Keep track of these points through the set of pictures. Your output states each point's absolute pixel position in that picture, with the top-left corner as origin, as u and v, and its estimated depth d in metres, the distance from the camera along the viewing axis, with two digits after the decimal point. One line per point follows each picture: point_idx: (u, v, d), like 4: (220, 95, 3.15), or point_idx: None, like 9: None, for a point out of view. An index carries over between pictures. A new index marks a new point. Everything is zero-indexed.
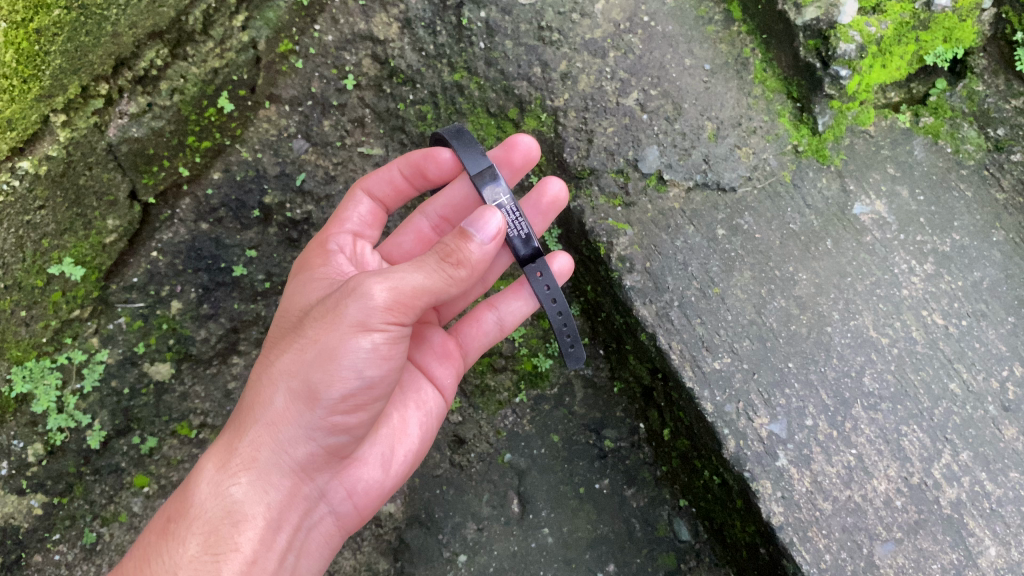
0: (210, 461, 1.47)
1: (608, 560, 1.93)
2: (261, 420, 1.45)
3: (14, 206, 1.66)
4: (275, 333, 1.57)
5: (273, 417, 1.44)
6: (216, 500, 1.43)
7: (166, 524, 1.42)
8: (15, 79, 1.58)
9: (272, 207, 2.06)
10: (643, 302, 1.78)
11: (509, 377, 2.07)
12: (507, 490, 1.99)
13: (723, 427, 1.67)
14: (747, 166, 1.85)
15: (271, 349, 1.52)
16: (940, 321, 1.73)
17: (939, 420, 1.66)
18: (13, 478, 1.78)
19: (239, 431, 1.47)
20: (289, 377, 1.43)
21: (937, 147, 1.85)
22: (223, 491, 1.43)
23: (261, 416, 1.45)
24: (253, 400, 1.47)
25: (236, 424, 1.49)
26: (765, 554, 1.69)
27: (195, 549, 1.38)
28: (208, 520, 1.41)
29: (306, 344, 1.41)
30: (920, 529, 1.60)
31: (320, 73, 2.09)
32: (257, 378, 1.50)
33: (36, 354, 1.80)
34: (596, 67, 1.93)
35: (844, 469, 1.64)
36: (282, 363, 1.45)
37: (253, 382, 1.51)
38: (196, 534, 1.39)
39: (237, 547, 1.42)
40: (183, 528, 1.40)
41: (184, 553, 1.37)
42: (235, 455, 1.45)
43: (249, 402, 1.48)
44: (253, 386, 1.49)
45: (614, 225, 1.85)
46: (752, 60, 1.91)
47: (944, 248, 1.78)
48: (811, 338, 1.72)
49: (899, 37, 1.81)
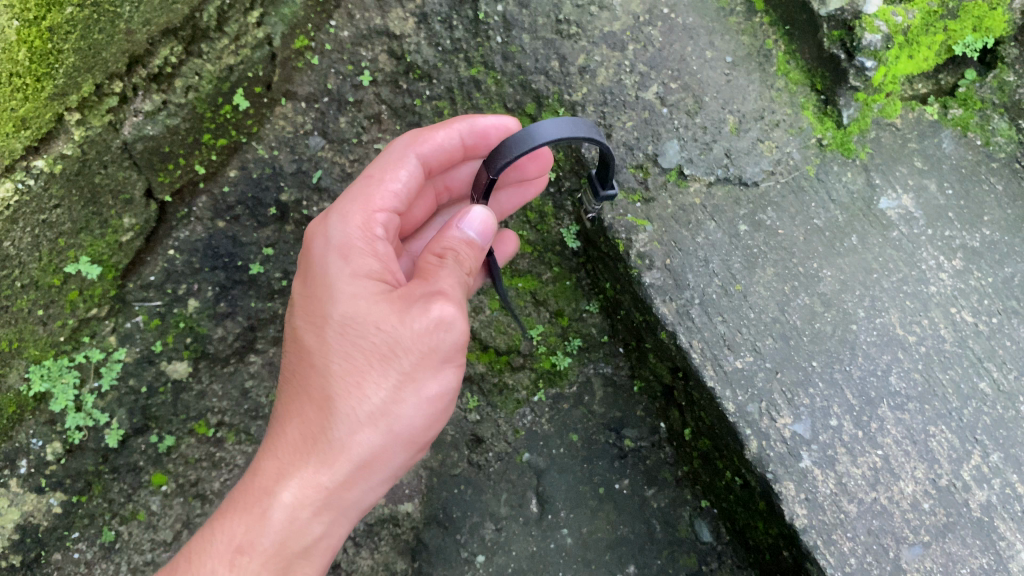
0: (265, 489, 1.37)
1: (628, 562, 1.91)
2: (321, 443, 1.36)
3: (30, 206, 1.66)
4: (310, 339, 1.41)
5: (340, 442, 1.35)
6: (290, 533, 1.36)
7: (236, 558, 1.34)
8: (28, 77, 1.58)
9: (288, 205, 2.04)
10: (663, 299, 1.74)
11: (527, 376, 2.04)
12: (525, 490, 1.97)
13: (745, 428, 1.64)
14: (770, 160, 1.81)
15: (313, 362, 1.39)
16: (969, 319, 1.69)
17: (969, 420, 1.62)
18: (32, 477, 1.80)
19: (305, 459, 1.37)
20: (359, 401, 1.35)
21: (966, 140, 1.81)
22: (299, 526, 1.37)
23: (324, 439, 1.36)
24: (307, 422, 1.38)
25: (285, 447, 1.38)
26: (789, 557, 1.66)
27: None
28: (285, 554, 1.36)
29: (378, 365, 1.35)
30: (949, 532, 1.56)
31: (336, 69, 2.07)
32: (303, 394, 1.40)
33: (55, 352, 1.82)
34: (614, 60, 1.89)
35: (869, 470, 1.60)
36: (340, 382, 1.36)
37: (297, 398, 1.41)
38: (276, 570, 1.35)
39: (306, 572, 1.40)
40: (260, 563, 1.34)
41: None
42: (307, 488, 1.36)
43: (301, 422, 1.38)
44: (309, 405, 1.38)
45: (634, 221, 1.80)
46: (775, 52, 1.87)
47: (973, 243, 1.74)
48: (835, 336, 1.68)
49: (926, 26, 1.77)
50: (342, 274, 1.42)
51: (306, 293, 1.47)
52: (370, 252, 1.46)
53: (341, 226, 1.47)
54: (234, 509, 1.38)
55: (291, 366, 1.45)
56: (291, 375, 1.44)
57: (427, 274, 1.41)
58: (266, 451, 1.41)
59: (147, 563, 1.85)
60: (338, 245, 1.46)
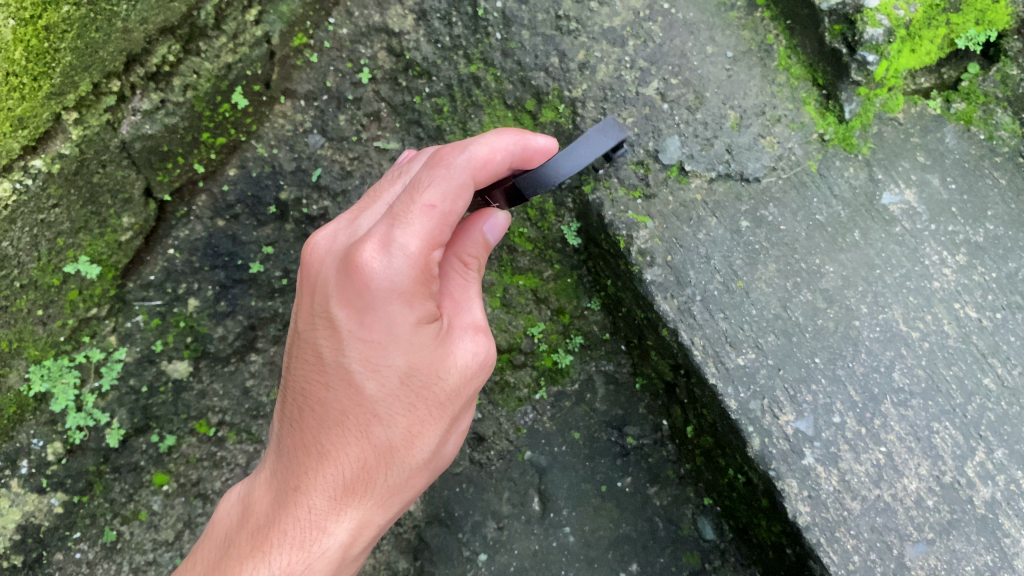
0: (314, 531, 1.35)
1: (631, 560, 1.91)
2: (374, 484, 1.37)
3: (27, 206, 1.65)
4: (375, 388, 1.31)
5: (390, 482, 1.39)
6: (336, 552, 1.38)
7: None
8: (25, 77, 1.57)
9: (288, 203, 2.03)
10: (664, 296, 1.74)
11: (529, 374, 2.03)
12: (527, 488, 1.97)
13: (747, 425, 1.63)
14: (772, 155, 1.80)
15: (375, 411, 1.32)
16: (973, 314, 1.68)
17: (973, 416, 1.61)
18: (33, 477, 1.79)
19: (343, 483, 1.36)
20: (414, 446, 1.37)
21: (969, 134, 1.80)
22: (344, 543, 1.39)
23: (376, 481, 1.37)
24: (361, 466, 1.35)
25: (333, 488, 1.35)
26: (792, 555, 1.65)
27: None
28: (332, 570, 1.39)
29: (434, 412, 1.37)
30: (953, 530, 1.55)
31: (336, 67, 2.06)
32: (356, 439, 1.34)
33: (55, 352, 1.81)
34: (615, 56, 1.88)
35: (872, 467, 1.59)
36: (399, 429, 1.35)
37: (345, 440, 1.34)
38: None
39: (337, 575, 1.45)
40: None
41: None
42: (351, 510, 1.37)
43: (357, 467, 1.35)
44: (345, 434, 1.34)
45: (635, 217, 1.79)
46: (776, 47, 1.85)
47: (977, 238, 1.73)
48: (838, 333, 1.67)
49: (928, 20, 1.74)
50: (401, 319, 1.27)
51: (354, 332, 1.29)
52: (430, 291, 1.29)
53: (385, 268, 1.23)
54: (282, 552, 1.34)
55: (335, 407, 1.33)
56: (335, 416, 1.33)
57: (462, 304, 1.41)
58: (309, 488, 1.36)
59: (149, 563, 1.86)
60: (382, 288, 1.24)
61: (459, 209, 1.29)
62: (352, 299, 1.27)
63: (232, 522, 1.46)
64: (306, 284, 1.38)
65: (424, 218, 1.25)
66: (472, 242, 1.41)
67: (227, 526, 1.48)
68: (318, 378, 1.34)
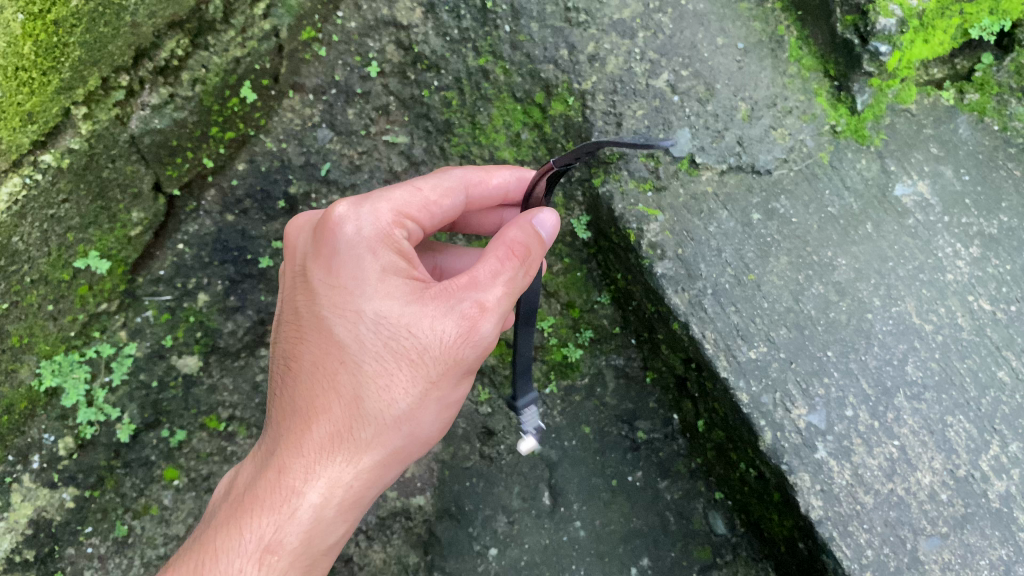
0: (286, 493, 1.32)
1: (642, 555, 1.92)
2: (346, 441, 1.32)
3: (37, 200, 1.65)
4: (344, 335, 1.32)
5: (365, 442, 1.33)
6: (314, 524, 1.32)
7: (264, 553, 1.29)
8: (34, 72, 1.56)
9: (297, 197, 2.03)
10: (676, 290, 1.72)
11: (539, 369, 2.04)
12: (538, 482, 2.00)
13: (759, 419, 1.62)
14: (783, 147, 1.78)
15: (344, 357, 1.32)
16: (987, 307, 1.66)
17: (987, 409, 1.60)
18: (45, 472, 1.80)
19: (320, 449, 1.33)
20: (384, 401, 1.31)
21: (983, 125, 1.78)
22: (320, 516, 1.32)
23: (350, 440, 1.32)
24: (332, 422, 1.33)
25: (307, 447, 1.33)
26: (804, 549, 1.63)
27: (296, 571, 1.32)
28: (305, 545, 1.32)
29: (410, 369, 1.30)
30: (968, 524, 1.54)
31: (344, 61, 2.03)
32: (328, 389, 1.33)
33: (66, 347, 1.82)
34: (625, 48, 1.86)
35: (886, 461, 1.58)
36: (368, 380, 1.31)
37: (319, 393, 1.34)
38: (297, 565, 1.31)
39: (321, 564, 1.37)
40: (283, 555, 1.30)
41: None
42: (323, 476, 1.32)
43: (329, 423, 1.33)
44: (319, 392, 1.34)
45: (645, 210, 1.78)
46: (787, 38, 1.84)
47: (991, 230, 1.71)
48: (850, 325, 1.66)
49: (942, 10, 1.72)
50: (369, 265, 1.33)
51: (327, 284, 1.35)
52: (400, 251, 1.36)
53: (353, 219, 1.35)
54: (253, 514, 1.32)
55: (310, 360, 1.36)
56: (309, 369, 1.35)
57: (477, 282, 1.31)
58: (285, 449, 1.34)
59: (161, 558, 1.87)
60: (350, 240, 1.34)
61: (443, 201, 1.48)
62: (325, 252, 1.36)
63: (224, 497, 1.45)
64: (287, 254, 1.47)
65: (406, 194, 1.43)
66: (523, 230, 1.36)
67: (220, 502, 1.46)
68: (298, 335, 1.40)
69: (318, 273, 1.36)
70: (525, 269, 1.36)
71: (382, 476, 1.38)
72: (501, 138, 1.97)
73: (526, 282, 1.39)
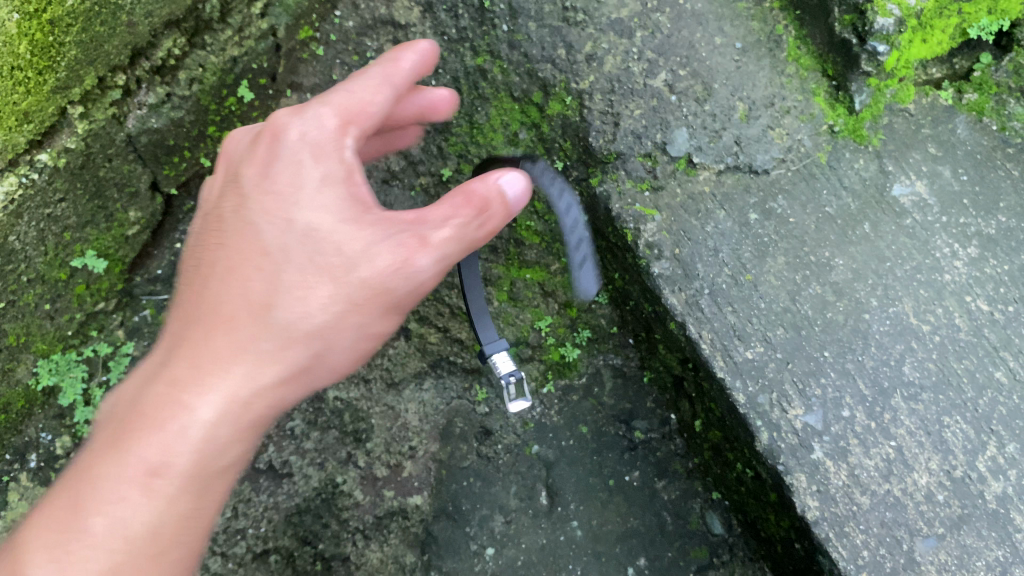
0: (177, 395, 1.23)
1: (639, 554, 1.94)
2: (248, 347, 1.26)
3: (34, 199, 1.65)
4: (269, 236, 1.30)
5: (268, 354, 1.27)
6: (213, 446, 1.23)
7: (129, 420, 1.22)
8: (29, 71, 1.56)
9: None
10: (672, 290, 1.72)
11: (536, 368, 2.05)
12: (535, 482, 2.01)
13: (756, 419, 1.62)
14: (781, 147, 1.78)
15: (264, 258, 1.29)
16: (984, 307, 1.66)
17: (984, 410, 1.60)
18: (42, 471, 1.80)
19: (217, 355, 1.25)
20: (300, 304, 1.28)
21: (982, 125, 1.78)
22: (227, 450, 1.25)
23: (252, 345, 1.26)
24: (240, 314, 1.27)
25: (210, 354, 1.25)
26: (800, 550, 1.63)
27: (180, 506, 1.20)
28: (191, 463, 1.21)
29: (330, 270, 1.28)
30: (964, 525, 1.53)
31: (342, 60, 2.01)
32: (239, 282, 1.28)
33: (63, 346, 1.82)
34: (622, 47, 1.85)
35: (882, 461, 1.58)
36: (288, 284, 1.28)
37: (228, 284, 1.29)
38: (184, 487, 1.20)
39: (202, 514, 1.24)
40: (172, 466, 1.19)
41: (166, 504, 1.19)
42: (232, 393, 1.25)
43: (233, 331, 1.26)
44: (229, 291, 1.29)
45: (642, 210, 1.78)
46: (785, 38, 1.83)
47: (989, 230, 1.71)
48: (848, 326, 1.66)
49: (940, 9, 1.72)
50: (309, 169, 1.33)
51: (257, 183, 1.34)
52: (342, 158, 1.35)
53: (301, 123, 1.35)
54: (138, 423, 1.21)
55: (227, 253, 1.32)
56: (224, 260, 1.31)
57: (425, 219, 1.31)
58: (190, 331, 1.28)
59: None
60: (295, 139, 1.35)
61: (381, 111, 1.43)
62: (263, 153, 1.36)
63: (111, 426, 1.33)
64: (218, 167, 1.46)
65: (342, 96, 1.39)
66: (486, 186, 1.32)
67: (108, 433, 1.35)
68: (217, 231, 1.36)
69: (249, 177, 1.35)
70: (482, 223, 1.33)
71: (283, 398, 1.31)
72: (498, 137, 1.96)
73: (482, 239, 1.35)
